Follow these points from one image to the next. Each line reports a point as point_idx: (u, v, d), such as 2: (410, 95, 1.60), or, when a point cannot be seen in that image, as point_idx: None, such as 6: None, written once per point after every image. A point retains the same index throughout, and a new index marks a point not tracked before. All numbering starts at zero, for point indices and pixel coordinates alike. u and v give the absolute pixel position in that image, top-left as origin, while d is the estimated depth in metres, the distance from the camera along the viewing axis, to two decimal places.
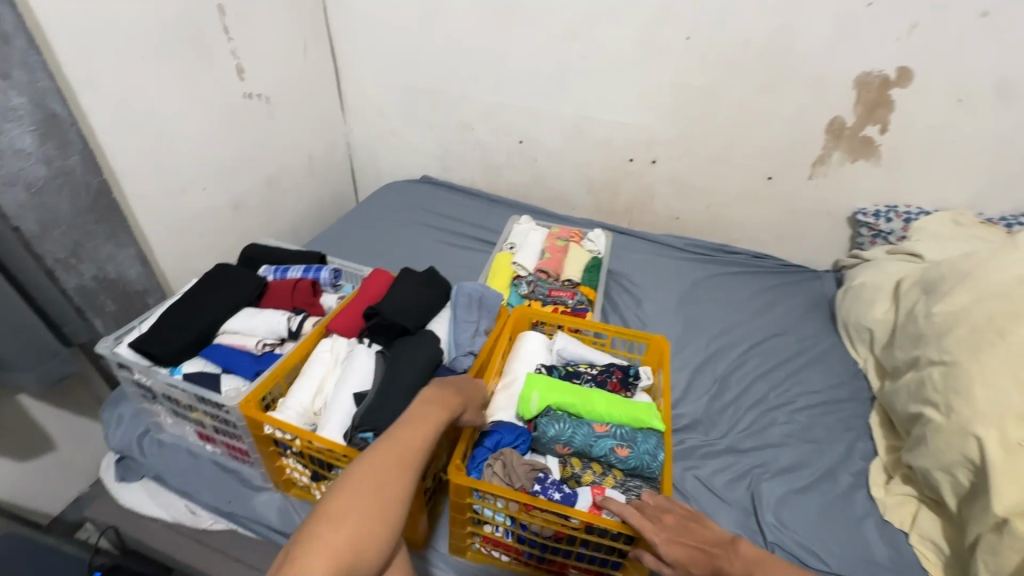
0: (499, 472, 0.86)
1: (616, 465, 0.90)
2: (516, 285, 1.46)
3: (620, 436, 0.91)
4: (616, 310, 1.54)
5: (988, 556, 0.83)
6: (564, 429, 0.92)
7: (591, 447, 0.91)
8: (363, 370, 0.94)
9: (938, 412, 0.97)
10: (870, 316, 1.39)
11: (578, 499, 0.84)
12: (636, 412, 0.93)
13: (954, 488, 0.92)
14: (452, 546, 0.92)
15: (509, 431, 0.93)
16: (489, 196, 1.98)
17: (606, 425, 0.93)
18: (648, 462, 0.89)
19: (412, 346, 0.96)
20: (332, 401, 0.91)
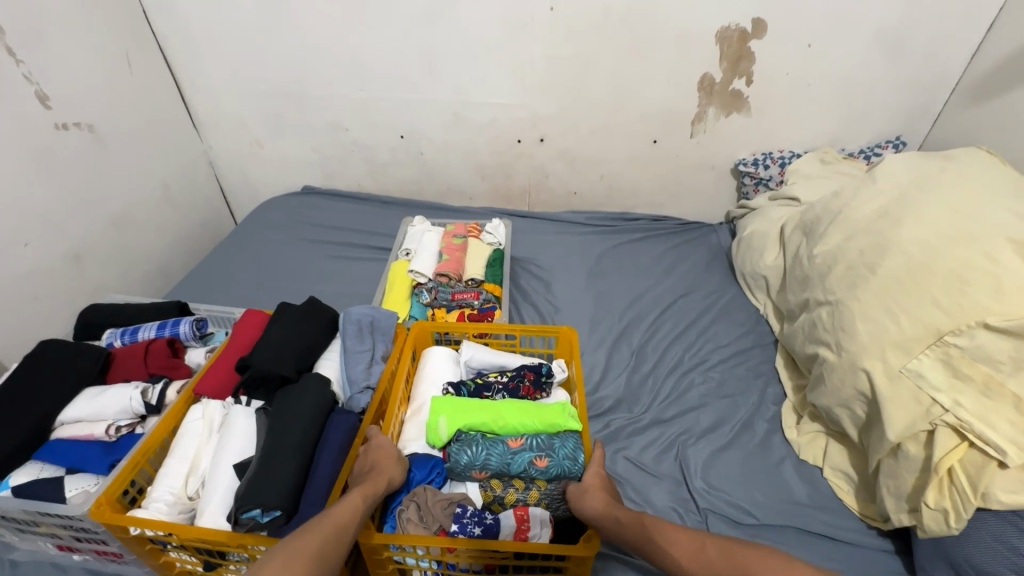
0: (412, 515, 0.79)
1: (539, 478, 0.86)
2: (417, 294, 1.39)
3: (538, 447, 0.87)
4: (526, 299, 1.50)
5: (890, 480, 0.88)
6: (478, 453, 0.86)
7: (510, 464, 0.86)
8: (244, 435, 0.82)
9: (831, 351, 1.02)
10: (763, 264, 1.44)
11: (502, 527, 0.79)
12: (553, 416, 0.89)
13: (854, 420, 0.97)
14: None
15: (421, 466, 0.86)
16: (380, 198, 1.85)
17: (521, 438, 0.88)
18: (569, 467, 0.86)
19: (295, 397, 0.84)
20: (210, 479, 0.78)
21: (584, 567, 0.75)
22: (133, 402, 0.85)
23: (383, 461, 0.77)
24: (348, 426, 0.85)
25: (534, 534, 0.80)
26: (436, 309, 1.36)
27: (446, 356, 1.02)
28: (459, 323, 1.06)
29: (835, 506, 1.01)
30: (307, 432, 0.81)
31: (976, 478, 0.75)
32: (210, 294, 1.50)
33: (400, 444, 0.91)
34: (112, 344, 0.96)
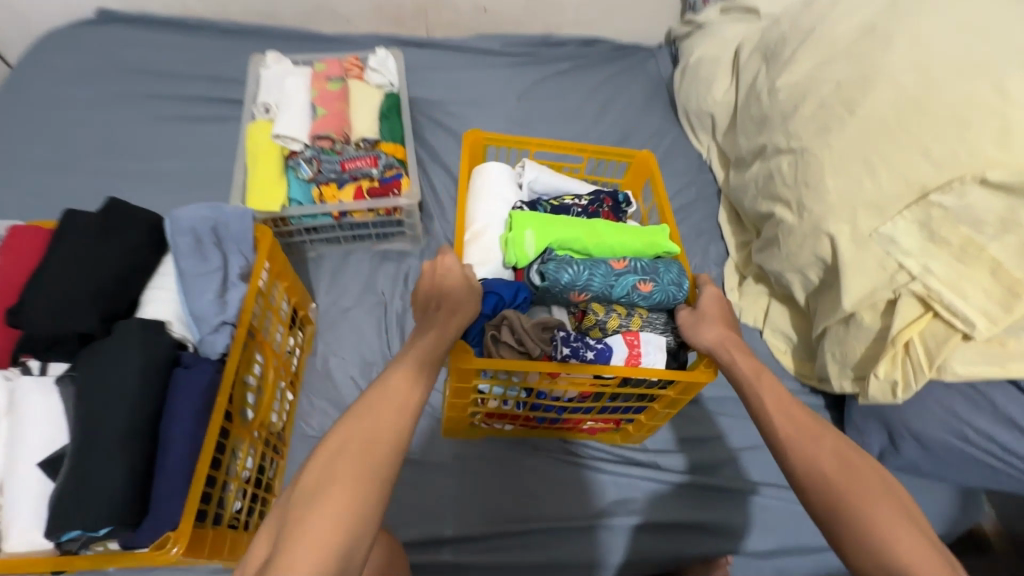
0: (510, 341, 0.68)
1: (640, 305, 0.75)
2: (293, 167, 1.00)
3: (642, 270, 0.74)
4: (436, 160, 1.21)
5: (835, 347, 0.83)
6: (580, 273, 0.72)
7: (612, 288, 0.73)
8: (45, 418, 0.58)
9: (790, 211, 0.88)
10: (710, 99, 1.22)
11: (613, 353, 0.71)
12: (648, 241, 0.78)
13: (804, 285, 0.89)
14: (447, 425, 0.86)
15: (506, 287, 0.73)
16: (218, 26, 1.34)
17: (624, 259, 0.75)
18: (674, 295, 0.74)
19: (107, 355, 0.58)
20: (7, 487, 0.56)
21: (684, 396, 0.72)
22: None
23: (452, 297, 0.63)
24: (205, 382, 0.62)
25: (645, 358, 0.72)
26: (324, 185, 0.99)
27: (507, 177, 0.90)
28: (517, 136, 0.92)
29: (773, 368, 0.99)
30: (140, 403, 0.57)
31: (935, 351, 0.70)
32: None
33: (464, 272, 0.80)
34: None
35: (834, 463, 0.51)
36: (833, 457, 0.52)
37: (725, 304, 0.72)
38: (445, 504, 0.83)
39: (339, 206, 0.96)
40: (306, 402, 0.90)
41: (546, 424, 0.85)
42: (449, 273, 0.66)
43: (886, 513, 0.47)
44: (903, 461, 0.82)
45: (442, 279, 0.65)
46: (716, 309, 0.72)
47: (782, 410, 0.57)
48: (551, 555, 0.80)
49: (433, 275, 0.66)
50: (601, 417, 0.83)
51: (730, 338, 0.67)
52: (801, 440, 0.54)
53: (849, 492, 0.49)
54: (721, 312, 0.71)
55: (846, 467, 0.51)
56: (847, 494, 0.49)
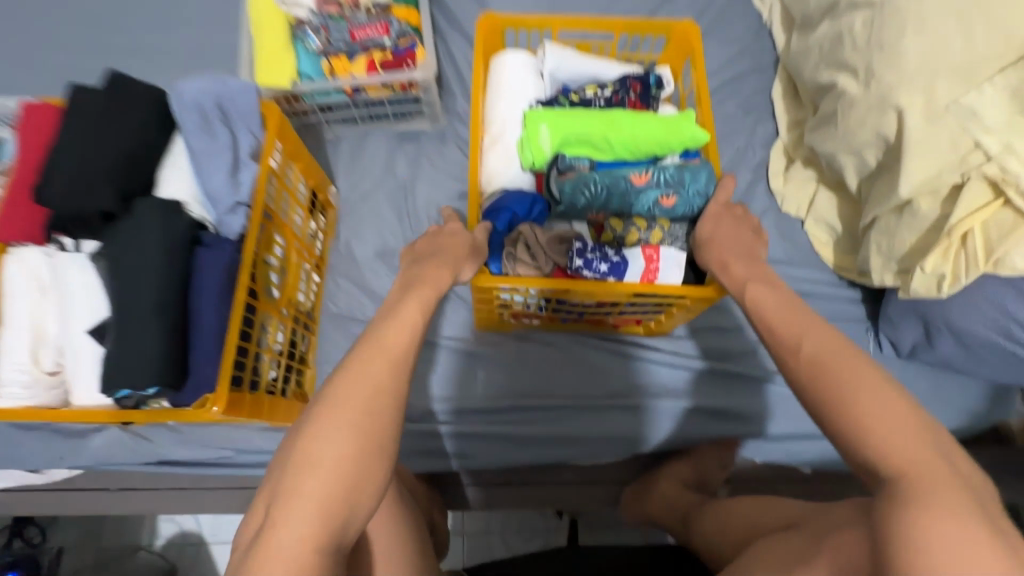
0: (523, 256, 0.69)
1: (661, 217, 0.73)
2: (300, 39, 0.92)
3: (665, 183, 0.71)
4: (455, 27, 1.09)
5: (882, 238, 0.77)
6: (597, 192, 0.71)
7: (631, 204, 0.72)
8: (89, 291, 0.62)
9: (855, 82, 0.76)
10: None
11: (630, 267, 0.69)
12: (674, 134, 0.73)
13: (859, 168, 0.80)
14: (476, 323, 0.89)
15: (519, 202, 0.74)
16: None
17: (646, 172, 0.72)
18: (698, 206, 0.72)
19: (129, 234, 0.60)
20: (67, 351, 0.62)
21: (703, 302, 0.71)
22: None
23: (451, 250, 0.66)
24: (224, 265, 0.64)
25: (662, 275, 0.70)
26: (334, 57, 0.92)
27: (526, 67, 0.83)
28: (538, 15, 0.81)
29: (810, 259, 0.93)
30: (164, 281, 0.60)
31: (995, 243, 0.63)
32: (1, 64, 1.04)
33: (485, 181, 0.80)
34: None
35: (809, 366, 0.49)
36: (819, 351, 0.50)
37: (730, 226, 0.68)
38: (469, 378, 0.88)
39: (351, 81, 0.89)
40: (332, 284, 0.93)
41: (570, 322, 0.88)
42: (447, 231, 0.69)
43: (869, 397, 0.45)
44: (934, 357, 0.79)
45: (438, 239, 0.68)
46: (714, 228, 0.69)
47: (775, 314, 0.55)
48: (566, 427, 0.86)
49: (428, 239, 0.68)
50: (622, 316, 0.84)
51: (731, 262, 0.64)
52: (791, 342, 0.52)
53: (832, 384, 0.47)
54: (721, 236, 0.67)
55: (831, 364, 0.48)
56: (834, 386, 0.47)
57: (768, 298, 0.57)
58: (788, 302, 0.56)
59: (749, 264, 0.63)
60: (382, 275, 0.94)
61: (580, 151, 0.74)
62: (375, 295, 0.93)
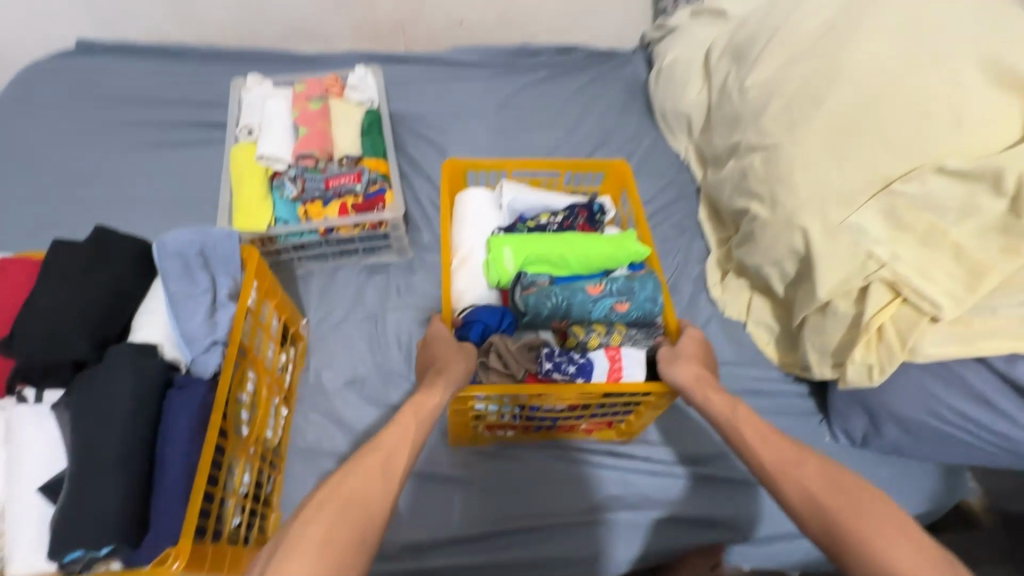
0: (494, 363, 0.73)
1: (617, 322, 0.79)
2: (277, 188, 1.02)
3: (617, 291, 0.79)
4: (419, 173, 1.24)
5: (815, 336, 0.86)
6: (559, 302, 0.78)
7: (590, 311, 0.79)
8: (46, 445, 0.60)
9: (764, 207, 0.91)
10: (685, 100, 1.25)
11: (596, 367, 0.73)
12: (620, 250, 0.83)
13: (783, 277, 0.91)
14: (451, 440, 0.89)
15: (490, 314, 0.79)
16: (200, 51, 1.38)
17: (599, 284, 0.80)
18: (650, 310, 0.79)
19: (99, 382, 0.60)
20: (8, 511, 0.57)
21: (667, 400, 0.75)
22: None
23: (442, 354, 0.71)
24: (195, 404, 0.62)
25: (627, 372, 0.75)
26: (308, 203, 1.00)
27: (488, 201, 0.94)
28: (496, 159, 0.95)
29: (758, 359, 1.01)
30: (133, 427, 0.59)
31: (906, 333, 0.72)
32: None
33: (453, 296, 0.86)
34: None
35: (827, 482, 0.52)
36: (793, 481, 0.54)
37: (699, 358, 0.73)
38: (442, 507, 0.85)
39: (323, 223, 0.98)
40: (302, 416, 0.91)
41: (543, 431, 0.89)
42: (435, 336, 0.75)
43: (863, 519, 0.48)
44: (886, 444, 0.84)
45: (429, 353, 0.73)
46: (689, 349, 0.75)
47: (760, 448, 0.59)
48: (542, 553, 0.81)
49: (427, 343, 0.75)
50: (593, 420, 0.86)
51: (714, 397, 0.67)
52: (780, 471, 0.56)
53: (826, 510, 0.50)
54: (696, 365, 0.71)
55: (806, 493, 0.52)
56: (817, 500, 0.51)
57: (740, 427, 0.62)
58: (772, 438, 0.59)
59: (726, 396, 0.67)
60: (354, 404, 0.93)
61: (540, 267, 0.82)
62: (345, 425, 0.91)
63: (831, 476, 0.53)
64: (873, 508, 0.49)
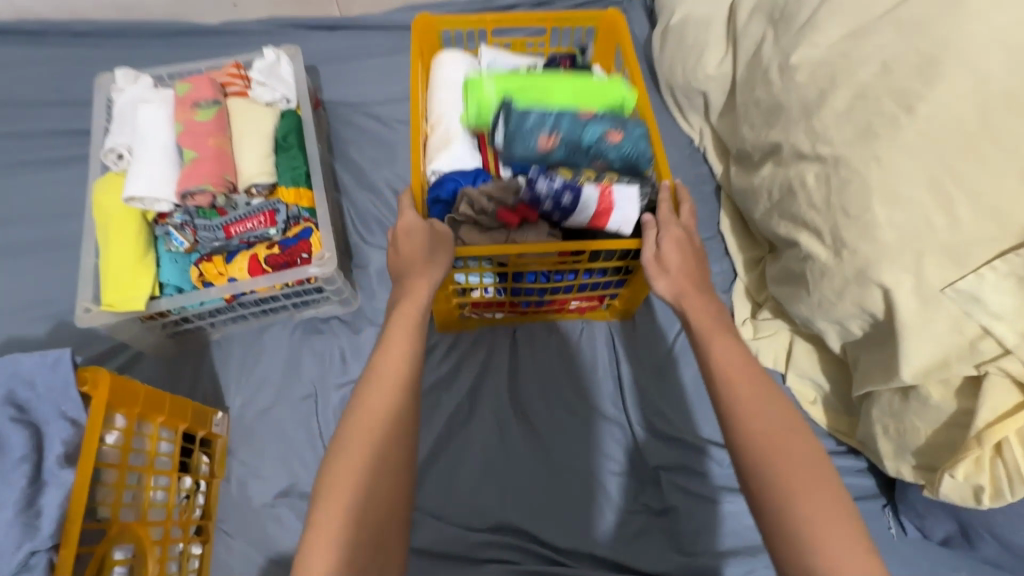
0: (474, 200, 0.67)
1: (607, 157, 0.70)
2: (164, 239, 0.76)
3: (609, 122, 0.71)
4: (363, 186, 0.96)
5: (889, 420, 0.65)
6: (545, 119, 0.69)
7: (578, 138, 0.69)
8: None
9: (822, 245, 0.67)
10: (700, 71, 0.96)
11: (584, 192, 0.65)
12: (612, 88, 0.74)
13: (843, 336, 0.69)
14: (442, 324, 0.84)
15: (463, 175, 0.72)
16: (64, 29, 1.05)
17: (590, 113, 0.71)
18: (643, 149, 0.70)
19: None
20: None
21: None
22: None
23: (415, 260, 0.59)
24: None
25: (619, 210, 0.66)
26: (204, 260, 0.75)
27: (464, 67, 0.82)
28: (474, 16, 0.80)
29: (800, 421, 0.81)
30: None
31: None
32: None
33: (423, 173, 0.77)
34: None
35: (768, 445, 0.48)
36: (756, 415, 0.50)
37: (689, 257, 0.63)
38: None
39: (228, 288, 0.72)
40: (226, 549, 0.71)
41: (533, 311, 0.83)
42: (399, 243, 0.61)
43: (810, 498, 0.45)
44: (976, 550, 0.66)
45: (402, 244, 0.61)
46: (679, 258, 0.62)
47: (744, 379, 0.52)
48: None
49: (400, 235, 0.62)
50: (585, 297, 0.81)
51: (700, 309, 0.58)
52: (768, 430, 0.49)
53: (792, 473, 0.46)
54: (685, 267, 0.62)
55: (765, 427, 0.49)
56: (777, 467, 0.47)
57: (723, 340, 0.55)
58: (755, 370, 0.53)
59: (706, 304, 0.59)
60: (289, 525, 0.72)
61: (524, 91, 0.73)
62: (281, 554, 0.71)
63: (793, 432, 0.49)
64: (821, 478, 0.46)
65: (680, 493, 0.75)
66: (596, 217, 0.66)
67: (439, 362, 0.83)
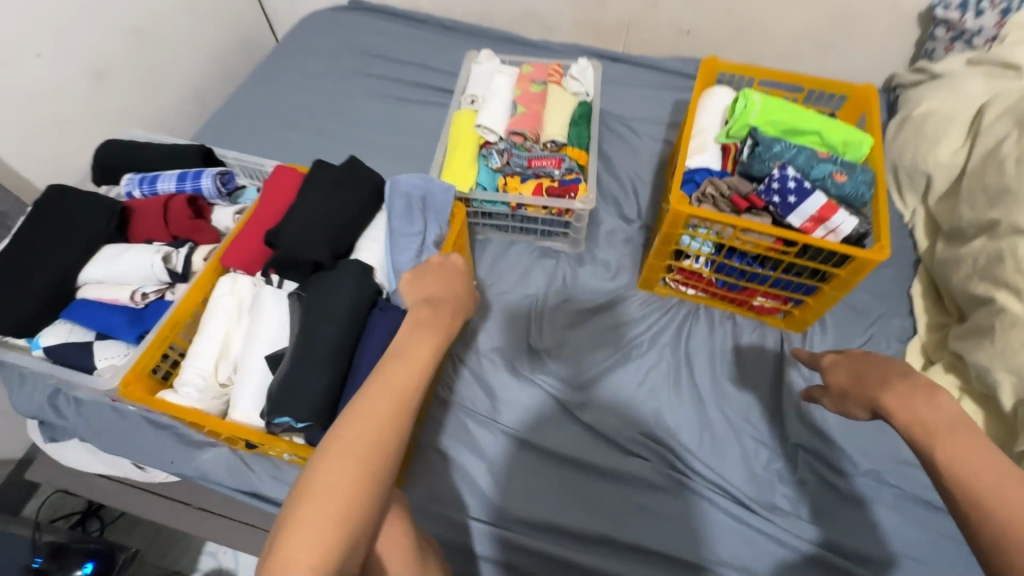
0: (718, 187, 0.89)
1: (829, 192, 0.86)
2: (485, 156, 1.10)
3: (839, 165, 0.86)
4: (609, 170, 1.24)
5: None
6: (788, 149, 0.88)
7: (810, 169, 0.87)
8: (278, 320, 0.73)
9: (1018, 301, 0.77)
10: (932, 156, 1.08)
11: (813, 194, 0.81)
12: (849, 144, 0.91)
13: (1017, 391, 0.76)
14: (642, 281, 1.07)
15: (712, 170, 0.94)
16: (440, 23, 1.52)
17: (827, 154, 0.88)
18: (863, 193, 0.85)
19: (329, 287, 0.71)
20: (243, 366, 0.72)
21: (855, 277, 0.83)
22: (155, 270, 0.75)
23: (450, 288, 0.68)
24: (392, 327, 0.72)
25: (836, 217, 0.81)
26: (507, 177, 1.07)
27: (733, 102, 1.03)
28: (754, 65, 1.02)
29: None
30: (345, 332, 0.69)
31: None
32: (248, 133, 1.35)
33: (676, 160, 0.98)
34: (129, 194, 0.84)
35: None
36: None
37: (863, 366, 0.59)
38: (553, 495, 0.87)
39: (518, 198, 1.03)
40: (453, 370, 0.98)
41: (721, 294, 1.02)
42: (427, 274, 0.69)
43: None
44: None
45: (426, 278, 0.68)
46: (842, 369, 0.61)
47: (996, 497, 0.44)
48: None
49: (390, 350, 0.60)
50: (770, 295, 0.97)
51: (913, 406, 0.51)
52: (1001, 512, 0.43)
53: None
54: (857, 371, 0.59)
55: (1006, 507, 0.43)
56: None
57: (950, 430, 0.49)
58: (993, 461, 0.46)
59: (910, 392, 0.52)
60: (498, 372, 0.98)
61: (774, 130, 0.94)
62: (487, 386, 0.96)
63: None
64: None
65: (812, 474, 0.87)
66: (810, 221, 0.82)
67: (632, 308, 1.05)
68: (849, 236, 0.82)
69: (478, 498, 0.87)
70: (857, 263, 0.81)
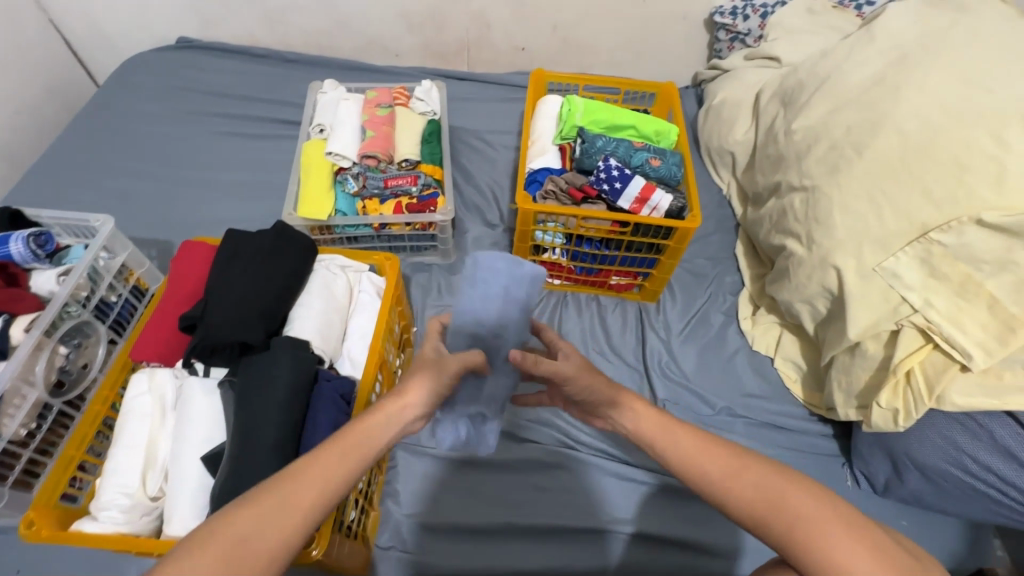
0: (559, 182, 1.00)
1: (648, 176, 0.99)
2: (341, 182, 1.10)
3: (653, 151, 1.00)
4: (468, 180, 1.31)
5: (841, 375, 0.88)
6: (608, 144, 1.01)
7: (630, 158, 1.00)
8: (206, 415, 0.69)
9: (800, 245, 0.94)
10: (732, 137, 1.28)
11: (634, 180, 0.94)
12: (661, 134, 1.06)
13: (814, 317, 0.93)
14: None
15: (549, 169, 1.04)
16: (282, 56, 1.50)
17: (643, 144, 1.02)
18: (675, 173, 0.99)
19: (263, 371, 0.67)
20: (172, 473, 0.67)
21: (682, 244, 0.96)
22: None
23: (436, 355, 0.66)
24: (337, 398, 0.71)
25: (655, 197, 0.94)
26: (367, 200, 1.09)
27: None
28: (575, 75, 1.15)
29: (781, 395, 1.02)
30: (286, 415, 0.65)
31: (935, 381, 0.76)
32: (75, 187, 1.23)
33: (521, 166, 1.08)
34: None
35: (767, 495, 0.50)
36: (755, 498, 0.51)
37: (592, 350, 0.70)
38: (463, 498, 0.90)
39: (379, 219, 1.05)
40: None
41: (583, 278, 1.12)
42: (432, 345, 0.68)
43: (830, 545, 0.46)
44: (907, 492, 0.86)
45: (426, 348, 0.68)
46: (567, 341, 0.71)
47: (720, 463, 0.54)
48: (549, 560, 0.85)
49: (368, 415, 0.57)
50: (622, 272, 1.09)
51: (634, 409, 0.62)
52: (731, 483, 0.52)
53: (781, 508, 0.49)
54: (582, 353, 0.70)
55: (720, 474, 0.53)
56: (778, 510, 0.49)
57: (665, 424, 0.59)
58: (709, 443, 0.56)
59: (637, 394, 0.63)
60: None
61: (599, 129, 1.06)
62: None
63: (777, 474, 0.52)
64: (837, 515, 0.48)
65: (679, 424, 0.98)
66: (636, 202, 0.94)
67: None
68: (670, 210, 0.95)
69: (384, 519, 0.87)
70: (680, 234, 0.94)
